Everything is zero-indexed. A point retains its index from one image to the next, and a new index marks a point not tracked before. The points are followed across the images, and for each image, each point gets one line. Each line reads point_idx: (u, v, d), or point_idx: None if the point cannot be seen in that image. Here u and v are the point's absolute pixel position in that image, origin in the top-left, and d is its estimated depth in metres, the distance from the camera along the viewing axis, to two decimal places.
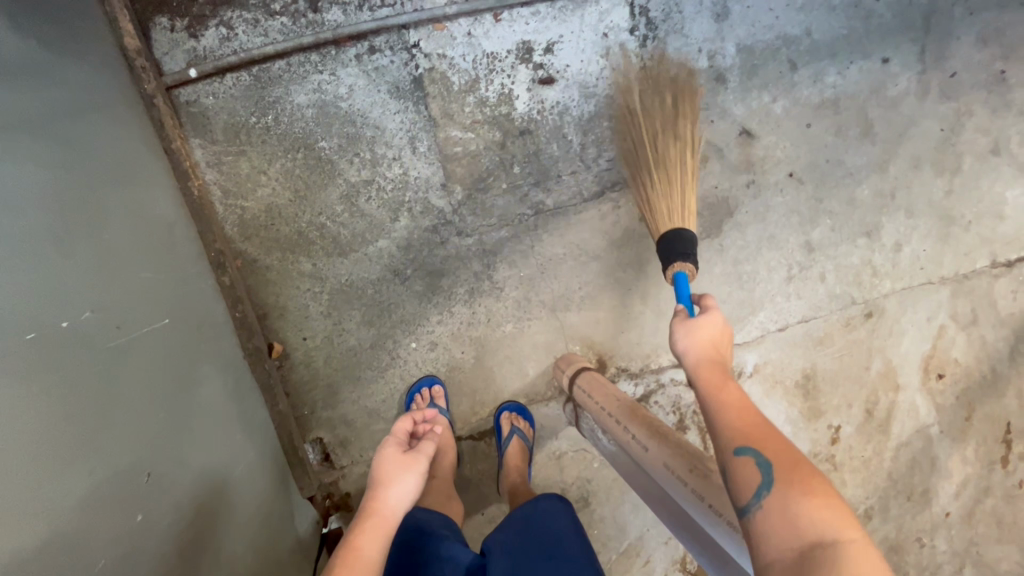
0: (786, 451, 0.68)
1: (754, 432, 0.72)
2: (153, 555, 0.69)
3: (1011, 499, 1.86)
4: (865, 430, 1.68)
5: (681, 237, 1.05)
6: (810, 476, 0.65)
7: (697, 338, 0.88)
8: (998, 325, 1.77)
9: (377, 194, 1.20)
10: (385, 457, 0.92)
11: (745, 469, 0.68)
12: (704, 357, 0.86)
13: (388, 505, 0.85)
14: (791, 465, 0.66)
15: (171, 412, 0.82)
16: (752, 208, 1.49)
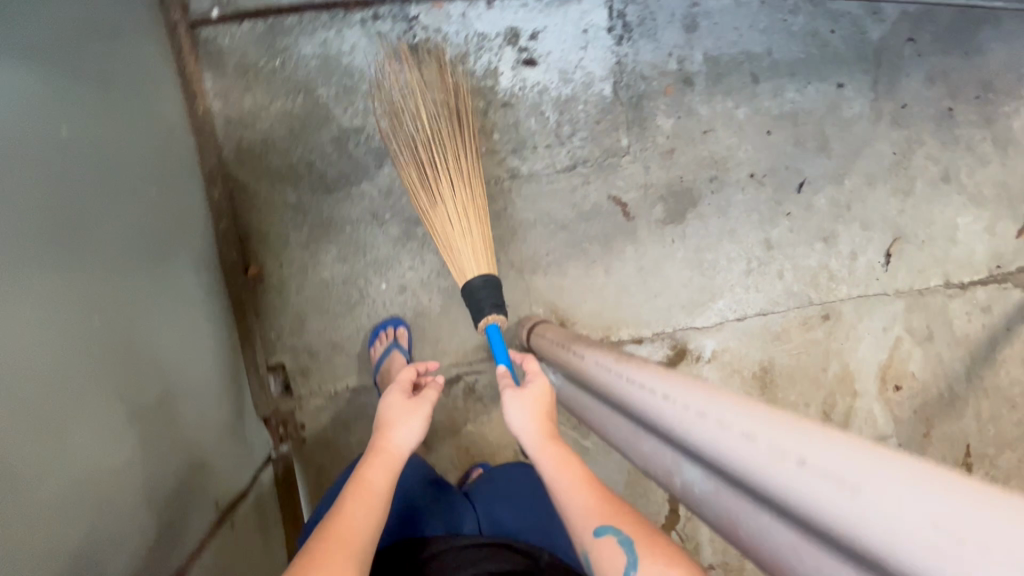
0: (642, 527, 0.77)
1: (605, 509, 0.81)
2: (94, 400, 0.72)
3: None
4: None
5: (485, 282, 1.08)
6: (659, 544, 0.74)
7: (530, 412, 0.94)
8: (954, 344, 1.82)
9: (366, 142, 1.32)
10: (389, 403, 0.93)
11: (610, 551, 0.75)
12: (542, 431, 0.92)
13: (395, 443, 0.87)
14: (645, 533, 0.76)
15: (138, 280, 0.88)
16: (715, 201, 1.60)
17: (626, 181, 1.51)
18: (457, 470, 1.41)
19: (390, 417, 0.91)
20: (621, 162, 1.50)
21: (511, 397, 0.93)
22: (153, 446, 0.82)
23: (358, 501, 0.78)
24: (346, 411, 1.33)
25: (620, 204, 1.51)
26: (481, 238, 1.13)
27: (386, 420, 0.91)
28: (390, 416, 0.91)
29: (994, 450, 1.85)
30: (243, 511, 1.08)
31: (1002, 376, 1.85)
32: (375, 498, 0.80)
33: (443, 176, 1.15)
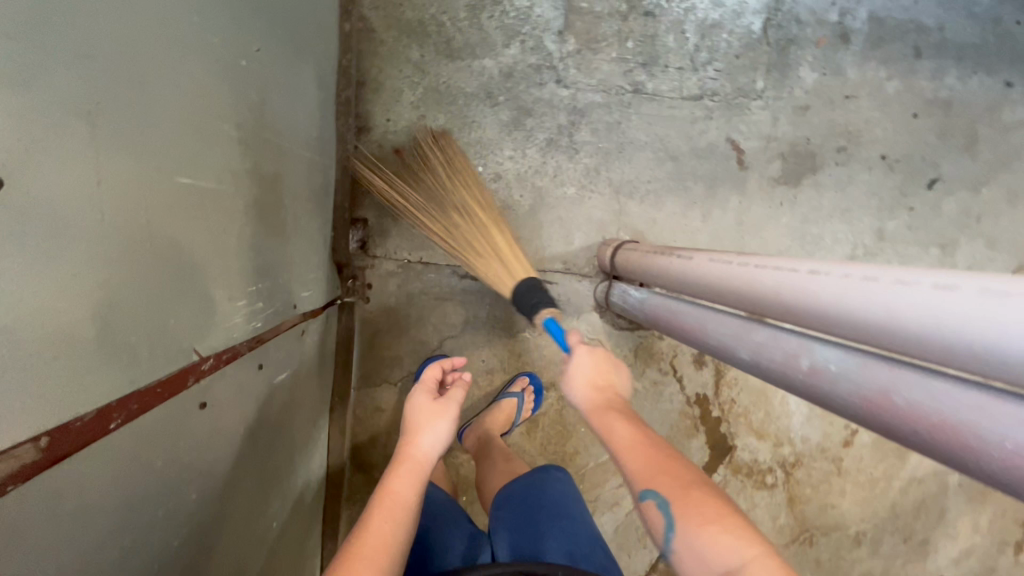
0: (682, 477, 0.65)
1: (656, 463, 0.68)
2: (240, 147, 0.68)
3: None
4: (879, 447, 1.59)
5: (529, 285, 1.01)
6: (702, 498, 0.62)
7: (583, 384, 0.82)
8: None
9: (499, 17, 1.28)
10: (415, 407, 0.83)
11: (650, 515, 0.64)
12: (590, 398, 0.80)
13: (422, 451, 0.78)
14: (686, 488, 0.64)
15: (274, 42, 0.79)
16: (836, 174, 1.48)
17: (749, 127, 1.42)
18: (504, 374, 1.38)
19: (416, 424, 0.80)
20: (750, 105, 1.41)
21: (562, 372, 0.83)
22: (259, 215, 0.73)
23: (382, 519, 0.68)
24: (414, 283, 1.32)
25: (736, 149, 1.42)
26: (491, 255, 1.10)
27: (410, 423, 0.81)
28: (415, 422, 0.81)
29: None
30: (312, 345, 0.99)
31: None
32: (406, 516, 0.70)
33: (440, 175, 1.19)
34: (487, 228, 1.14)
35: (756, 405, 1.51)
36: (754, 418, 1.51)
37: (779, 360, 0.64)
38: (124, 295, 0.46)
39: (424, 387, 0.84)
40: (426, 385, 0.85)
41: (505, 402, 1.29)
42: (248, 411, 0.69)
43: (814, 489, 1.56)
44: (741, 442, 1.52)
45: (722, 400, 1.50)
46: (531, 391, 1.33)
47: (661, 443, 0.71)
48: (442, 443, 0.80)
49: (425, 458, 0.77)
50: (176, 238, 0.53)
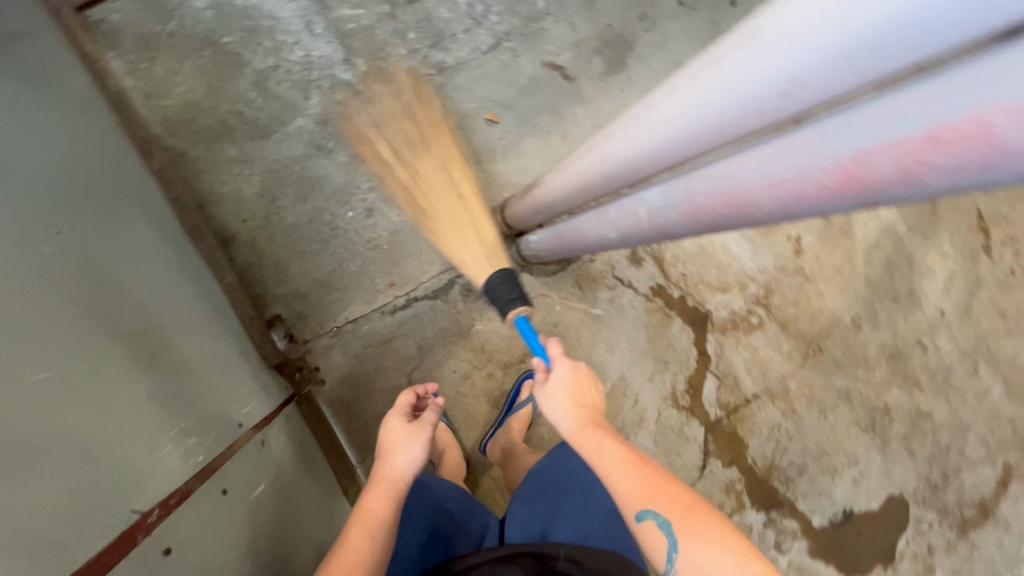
0: (679, 500, 0.79)
1: (650, 487, 0.82)
2: (89, 324, 0.70)
3: (1007, 287, 1.82)
4: (827, 238, 1.67)
5: (501, 279, 1.04)
6: (700, 518, 0.77)
7: (562, 402, 0.95)
8: None
9: (286, 77, 1.30)
10: (389, 430, 1.02)
11: (652, 533, 0.78)
12: (575, 416, 0.94)
13: (396, 470, 0.96)
14: (687, 514, 0.78)
15: (75, 218, 0.79)
16: (651, 40, 1.55)
17: (555, 44, 1.47)
18: (480, 372, 1.41)
19: (394, 443, 0.99)
20: (544, 26, 1.46)
21: (539, 391, 0.96)
22: (147, 368, 0.76)
23: (360, 536, 0.85)
24: (354, 343, 1.34)
25: (557, 69, 1.47)
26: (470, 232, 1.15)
27: (390, 445, 1.00)
28: (391, 441, 1.00)
29: (1007, 209, 1.82)
30: (282, 446, 1.01)
31: None
32: (376, 529, 0.87)
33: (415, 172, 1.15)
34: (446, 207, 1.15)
35: (705, 266, 1.57)
36: (710, 277, 1.57)
37: (719, 194, 0.67)
38: (19, 517, 0.50)
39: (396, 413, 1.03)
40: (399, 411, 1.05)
41: (521, 409, 1.34)
42: (230, 536, 0.73)
43: (796, 305, 1.64)
44: (712, 304, 1.58)
45: (675, 279, 1.55)
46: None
47: (649, 465, 0.86)
48: (414, 462, 0.98)
49: (399, 478, 0.95)
50: (59, 436, 0.57)
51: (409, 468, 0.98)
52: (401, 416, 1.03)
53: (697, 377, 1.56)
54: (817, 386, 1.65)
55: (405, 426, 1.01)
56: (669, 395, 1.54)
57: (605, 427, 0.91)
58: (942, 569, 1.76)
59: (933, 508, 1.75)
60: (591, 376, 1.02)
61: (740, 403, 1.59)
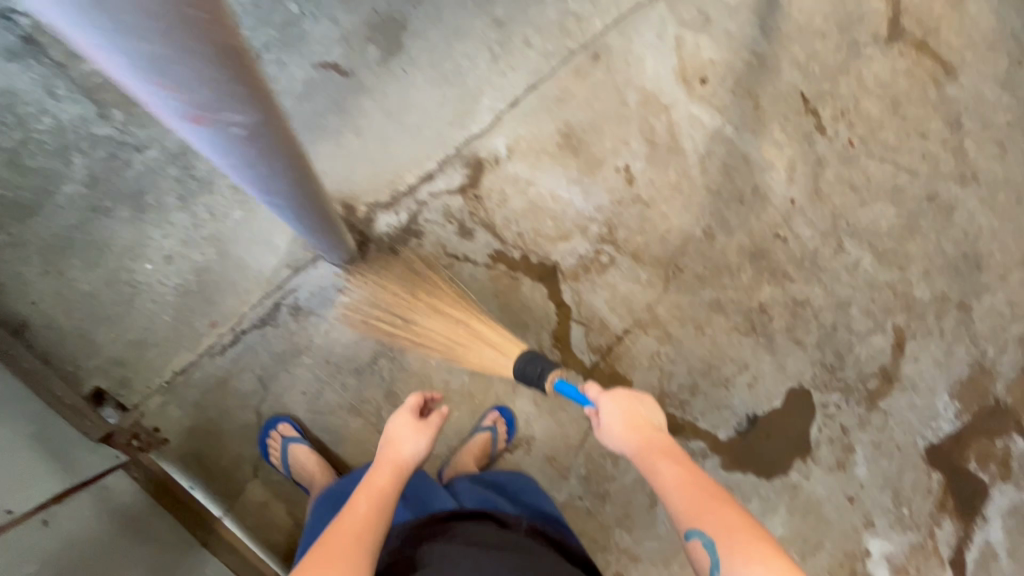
0: (724, 521, 0.90)
1: (698, 508, 0.93)
2: None
3: (849, 160, 1.84)
4: (658, 160, 1.66)
5: (528, 361, 1.18)
6: (744, 543, 0.87)
7: (620, 430, 1.09)
8: (734, 13, 1.78)
9: (40, 148, 1.26)
10: (400, 426, 1.18)
11: (698, 550, 0.90)
12: (632, 444, 1.07)
13: (403, 456, 1.13)
14: (731, 537, 0.88)
15: None
16: (423, 13, 1.52)
17: (322, 44, 1.44)
18: (332, 387, 1.38)
19: (403, 441, 1.15)
20: (303, 29, 1.43)
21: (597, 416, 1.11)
22: None
23: (361, 507, 1.00)
24: (190, 393, 1.30)
25: (330, 67, 1.45)
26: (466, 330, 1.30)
27: (397, 438, 1.16)
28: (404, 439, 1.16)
29: (829, 85, 1.85)
30: (76, 522, 0.97)
31: (795, 16, 1.83)
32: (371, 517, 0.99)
33: (427, 318, 1.32)
34: (448, 340, 1.31)
35: (539, 221, 1.56)
36: (548, 229, 1.56)
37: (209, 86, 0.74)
38: None
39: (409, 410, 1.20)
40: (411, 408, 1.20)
41: (478, 436, 1.42)
42: None
43: (643, 233, 1.63)
44: (557, 255, 1.56)
45: (512, 241, 1.54)
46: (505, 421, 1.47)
47: (706, 489, 0.96)
48: (416, 453, 1.15)
49: (406, 463, 1.12)
50: None
51: (411, 455, 1.14)
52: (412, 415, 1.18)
53: (561, 329, 1.56)
54: (686, 305, 1.65)
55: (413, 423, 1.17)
56: (538, 355, 1.53)
57: (668, 456, 1.02)
58: (862, 446, 1.77)
59: (836, 390, 1.76)
60: (641, 398, 1.14)
61: (612, 342, 1.59)
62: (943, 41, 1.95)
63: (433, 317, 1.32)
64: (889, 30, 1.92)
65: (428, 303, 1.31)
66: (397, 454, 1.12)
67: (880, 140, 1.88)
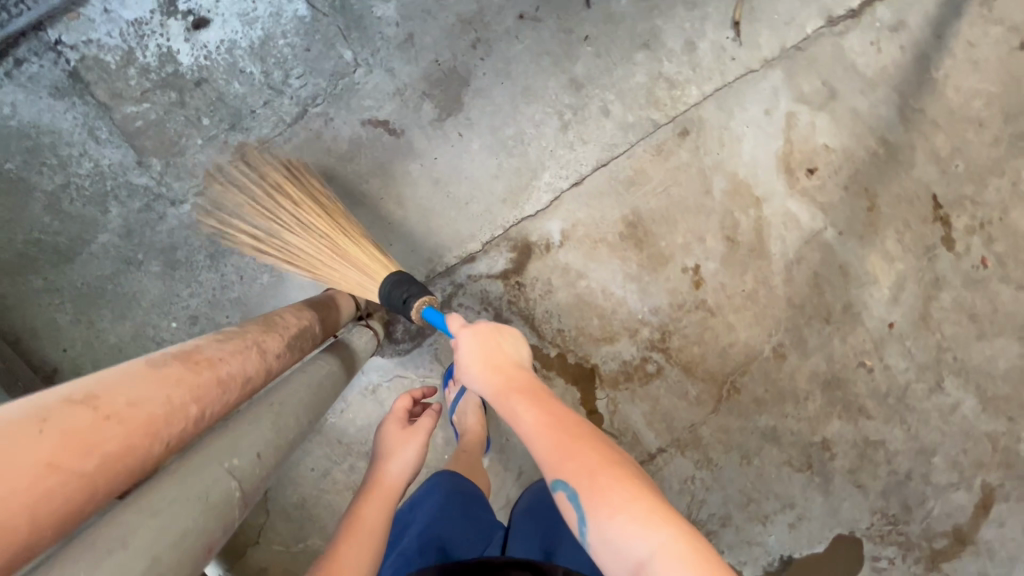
0: (586, 461, 0.69)
1: (561, 439, 0.72)
2: None
3: (976, 283, 1.52)
4: (735, 262, 1.43)
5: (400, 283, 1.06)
6: (606, 486, 0.66)
7: (474, 361, 0.87)
8: (868, 89, 1.45)
9: (78, 193, 1.22)
10: (389, 434, 1.07)
11: (563, 505, 0.69)
12: (491, 383, 0.84)
13: (391, 478, 0.99)
14: (592, 478, 0.67)
15: None
16: (491, 67, 1.33)
17: (374, 96, 1.29)
18: (340, 467, 1.34)
19: (392, 450, 1.03)
20: (355, 79, 1.28)
21: (459, 348, 0.87)
22: None
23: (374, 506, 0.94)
24: None
25: (380, 124, 1.30)
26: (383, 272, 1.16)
27: (384, 452, 1.04)
28: (394, 453, 1.03)
29: (973, 188, 1.50)
30: None
31: (948, 97, 1.48)
32: (370, 537, 0.89)
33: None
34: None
35: (586, 318, 1.40)
36: (593, 329, 1.40)
37: None
38: None
39: (393, 421, 1.08)
40: (397, 416, 1.09)
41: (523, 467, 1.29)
42: None
43: (701, 343, 1.44)
44: (598, 357, 1.41)
45: (551, 337, 1.39)
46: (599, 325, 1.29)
47: (566, 420, 0.75)
48: (407, 467, 1.01)
49: (391, 483, 0.99)
50: None
51: (406, 467, 1.01)
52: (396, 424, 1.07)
53: None
54: (734, 429, 1.47)
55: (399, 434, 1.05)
56: None
57: (529, 396, 0.79)
58: None
59: (894, 544, 1.54)
60: (505, 331, 0.90)
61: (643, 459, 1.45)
62: None
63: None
64: None
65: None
66: (388, 476, 0.99)
67: None
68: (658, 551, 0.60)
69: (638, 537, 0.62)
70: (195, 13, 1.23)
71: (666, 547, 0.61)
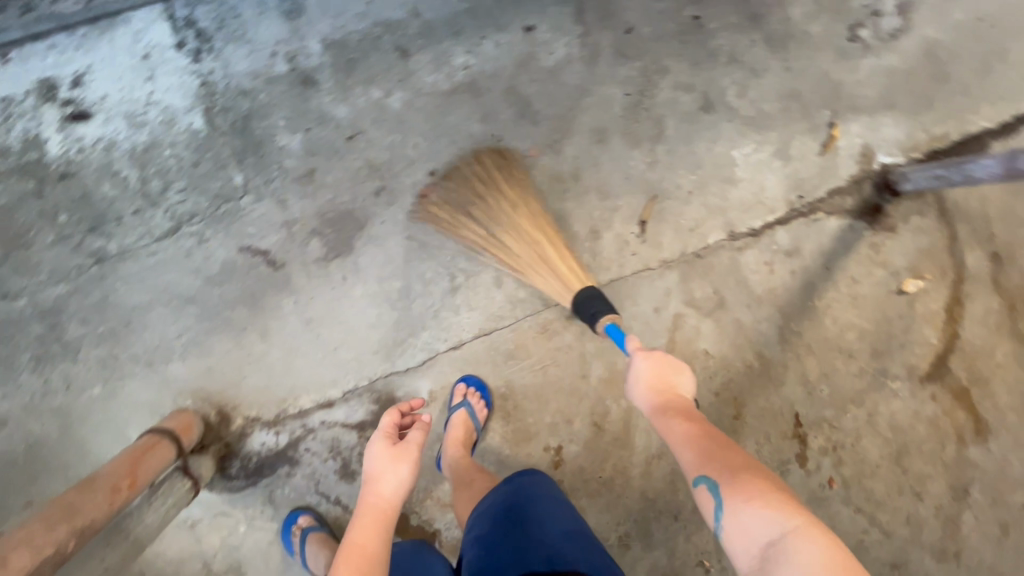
0: (728, 464, 0.82)
1: (709, 456, 0.84)
2: None
3: (819, 501, 1.59)
4: (596, 447, 1.42)
5: (590, 296, 1.17)
6: (746, 481, 0.78)
7: (642, 374, 1.00)
8: (755, 304, 1.52)
9: None
10: (374, 455, 0.99)
11: (703, 497, 0.81)
12: (652, 400, 0.97)
13: (380, 501, 0.94)
14: (732, 475, 0.80)
15: None
16: (390, 217, 1.30)
17: (258, 226, 1.24)
18: None
19: (377, 474, 0.97)
20: (241, 205, 1.23)
21: (637, 357, 1.01)
22: None
23: (367, 531, 0.91)
24: None
25: (260, 253, 1.25)
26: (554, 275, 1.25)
27: (375, 473, 0.97)
28: (380, 477, 0.96)
29: (833, 413, 1.59)
30: None
31: (824, 325, 1.57)
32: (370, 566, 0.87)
33: (506, 236, 1.27)
34: (535, 255, 1.27)
35: (437, 482, 1.37)
36: (443, 493, 1.37)
37: None
38: None
39: (381, 437, 1.00)
40: (385, 433, 1.01)
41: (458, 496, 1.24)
42: None
43: None
44: (443, 523, 1.37)
45: None
46: (475, 392, 1.32)
47: (709, 433, 0.89)
48: (398, 487, 0.96)
49: (385, 506, 0.94)
50: None
51: (396, 492, 0.96)
52: (384, 442, 0.99)
53: None
54: None
55: (389, 452, 0.98)
56: None
57: (685, 408, 0.94)
58: None
59: None
60: (681, 367, 1.01)
61: None
62: (991, 396, 1.62)
63: (473, 187, 1.29)
64: (930, 369, 1.61)
65: (509, 219, 1.26)
66: (374, 499, 0.95)
67: (867, 490, 1.60)
68: (791, 532, 0.70)
69: (769, 520, 0.73)
70: (75, 105, 1.18)
71: (797, 531, 0.71)
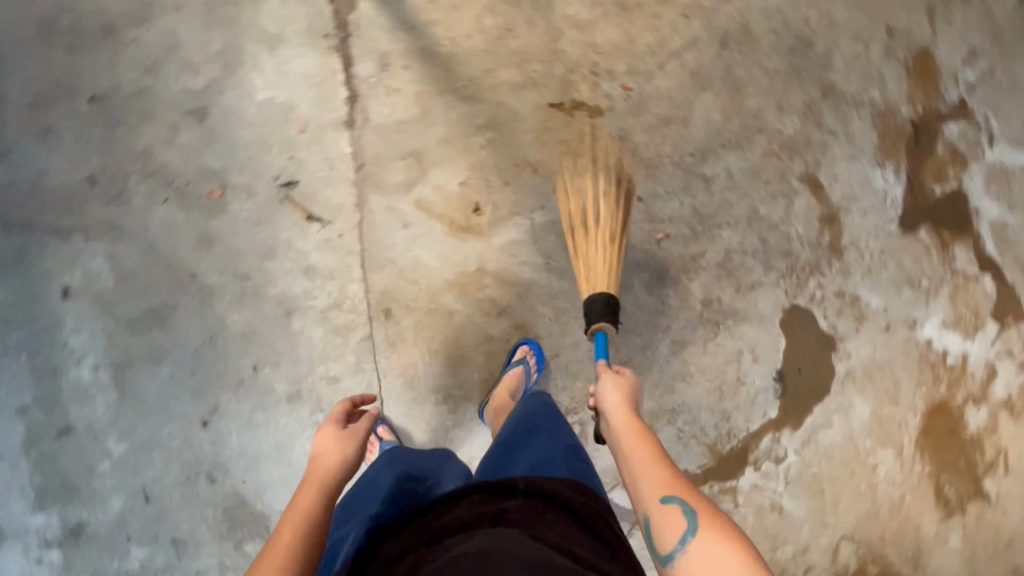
0: (702, 498, 0.83)
1: (680, 480, 0.86)
2: None
3: (639, 105, 1.62)
4: (520, 313, 1.50)
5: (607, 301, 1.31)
6: (719, 518, 0.80)
7: (618, 394, 1.05)
8: (425, 119, 1.47)
9: None
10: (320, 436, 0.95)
11: (673, 515, 0.81)
12: (626, 411, 1.01)
13: (326, 467, 0.88)
14: (708, 507, 0.82)
15: None
16: (241, 471, 1.32)
17: None
18: None
19: (326, 449, 0.92)
20: None
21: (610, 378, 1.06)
22: None
23: (311, 497, 0.84)
24: None
25: None
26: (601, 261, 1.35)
27: (319, 449, 0.93)
28: (327, 450, 0.92)
29: (560, 65, 1.57)
30: None
31: (469, 48, 1.51)
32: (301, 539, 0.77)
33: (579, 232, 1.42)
34: (602, 254, 1.36)
35: None
36: None
37: None
38: None
39: (330, 423, 0.97)
40: (333, 419, 0.98)
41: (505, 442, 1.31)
42: None
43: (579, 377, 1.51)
44: None
45: None
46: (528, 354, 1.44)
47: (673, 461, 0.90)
48: (345, 471, 0.90)
49: (326, 473, 0.88)
50: None
51: (342, 463, 0.91)
52: (332, 426, 0.95)
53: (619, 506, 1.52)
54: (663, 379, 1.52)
55: (336, 436, 0.94)
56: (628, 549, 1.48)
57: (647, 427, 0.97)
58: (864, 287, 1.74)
59: (809, 275, 1.72)
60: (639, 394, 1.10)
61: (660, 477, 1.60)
62: None
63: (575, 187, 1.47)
64: None
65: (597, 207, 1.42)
66: (318, 463, 0.88)
67: (640, 55, 1.62)
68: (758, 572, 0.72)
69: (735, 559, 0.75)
70: None
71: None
